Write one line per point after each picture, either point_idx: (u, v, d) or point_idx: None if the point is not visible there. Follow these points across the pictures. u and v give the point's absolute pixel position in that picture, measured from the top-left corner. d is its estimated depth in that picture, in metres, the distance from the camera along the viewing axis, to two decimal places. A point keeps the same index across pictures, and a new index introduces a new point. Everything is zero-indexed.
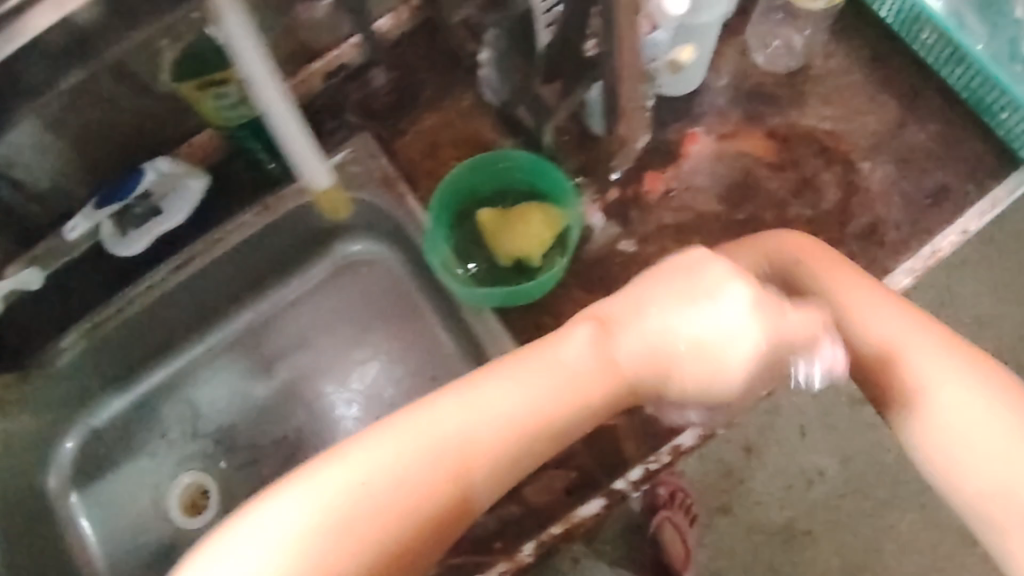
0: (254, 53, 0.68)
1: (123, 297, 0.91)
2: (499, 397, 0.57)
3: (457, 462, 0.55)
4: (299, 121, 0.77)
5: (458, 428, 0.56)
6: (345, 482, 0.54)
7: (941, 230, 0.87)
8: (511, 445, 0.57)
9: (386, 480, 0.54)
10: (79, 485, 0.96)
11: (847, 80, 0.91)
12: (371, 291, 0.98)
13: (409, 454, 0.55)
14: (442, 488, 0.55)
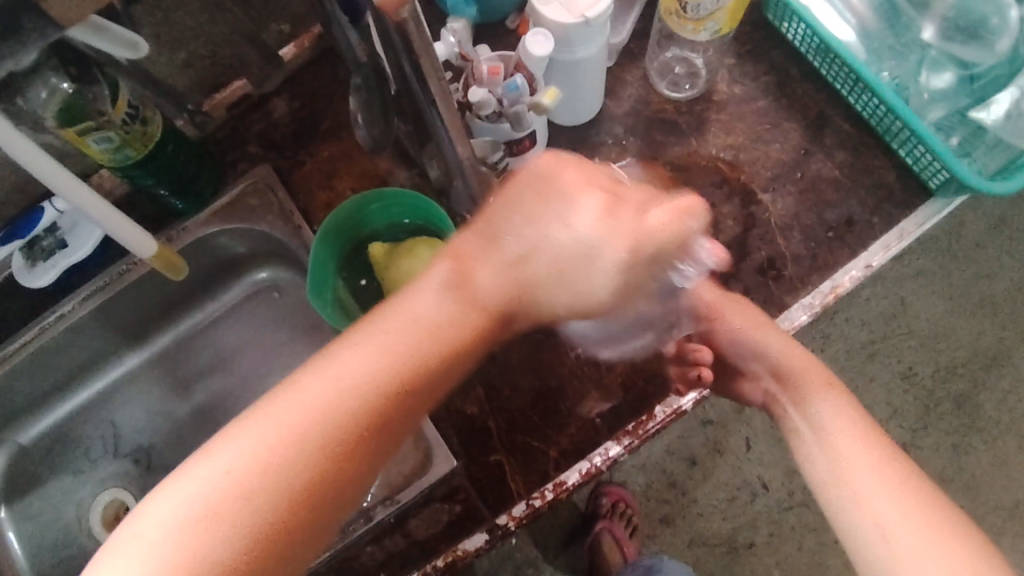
0: (15, 138, 0.62)
1: (36, 326, 0.91)
2: (389, 325, 0.52)
3: (371, 382, 0.49)
4: (104, 200, 0.73)
5: (314, 398, 0.48)
6: (238, 443, 0.48)
7: (843, 264, 0.84)
8: (425, 360, 0.51)
9: (289, 421, 0.48)
10: (5, 500, 0.98)
11: (750, 107, 0.89)
12: (283, 315, 1.01)
13: (257, 441, 0.47)
14: (352, 419, 0.49)
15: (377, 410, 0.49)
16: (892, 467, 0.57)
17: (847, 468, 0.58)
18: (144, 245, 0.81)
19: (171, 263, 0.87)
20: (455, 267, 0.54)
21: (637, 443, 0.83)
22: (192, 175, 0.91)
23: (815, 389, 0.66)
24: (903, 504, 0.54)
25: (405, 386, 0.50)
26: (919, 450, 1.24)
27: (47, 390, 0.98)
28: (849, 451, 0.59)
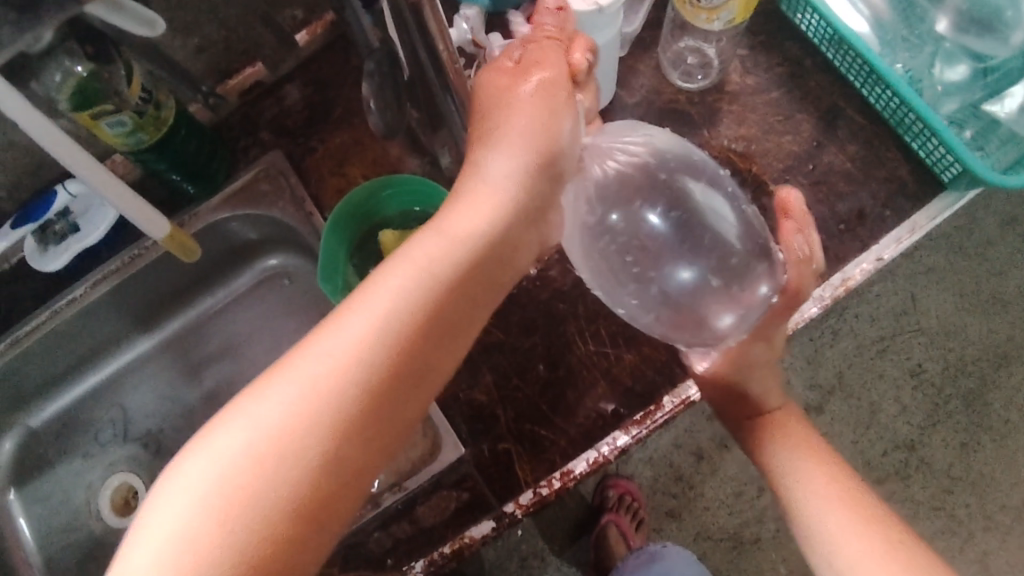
0: (23, 111, 0.62)
1: (48, 309, 0.91)
2: (406, 270, 0.50)
3: (387, 334, 0.48)
4: (118, 179, 0.73)
5: (313, 380, 0.45)
6: (257, 415, 0.44)
7: (855, 256, 0.83)
8: (446, 297, 0.51)
9: (301, 394, 0.45)
10: (17, 484, 0.99)
11: (762, 98, 0.89)
12: (294, 302, 1.01)
13: (251, 432, 0.44)
14: (377, 377, 0.47)
15: (400, 354, 0.48)
16: (867, 519, 0.64)
17: (830, 528, 0.64)
18: (157, 225, 0.81)
19: (185, 244, 0.87)
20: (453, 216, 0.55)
21: (645, 433, 0.83)
22: (204, 161, 0.91)
23: (792, 453, 0.70)
24: (880, 557, 0.61)
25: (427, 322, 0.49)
26: (928, 448, 1.24)
27: (58, 372, 0.98)
28: (826, 513, 0.65)
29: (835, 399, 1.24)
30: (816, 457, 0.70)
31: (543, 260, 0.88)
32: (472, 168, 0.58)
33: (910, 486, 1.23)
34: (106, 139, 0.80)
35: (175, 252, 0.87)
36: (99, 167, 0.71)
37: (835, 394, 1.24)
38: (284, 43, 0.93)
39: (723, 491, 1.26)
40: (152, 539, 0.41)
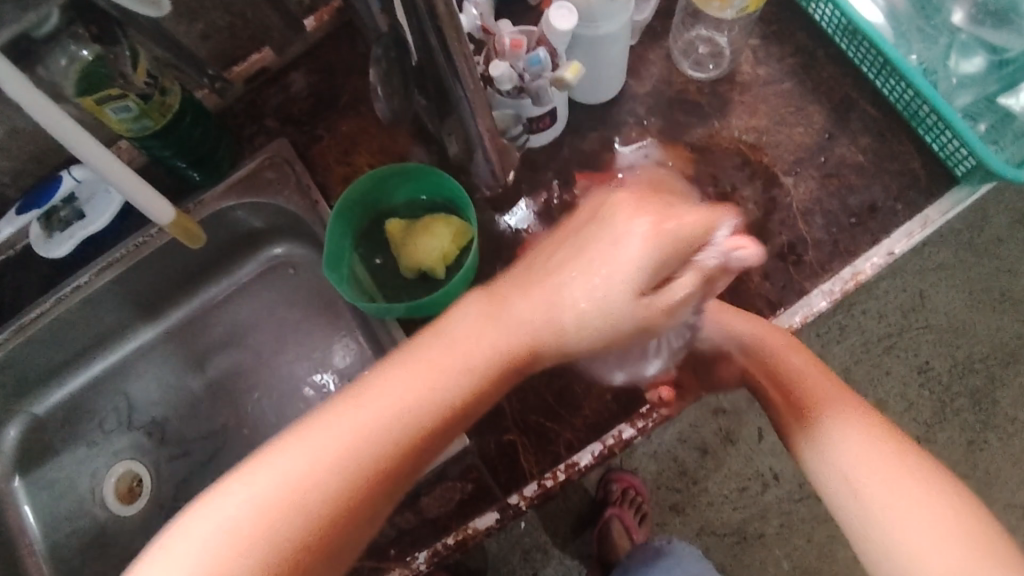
0: (24, 91, 0.61)
1: (53, 296, 0.91)
2: (416, 366, 0.50)
3: (384, 426, 0.48)
4: (122, 161, 0.72)
5: (372, 429, 0.48)
6: (299, 451, 0.48)
7: (865, 251, 0.83)
8: (454, 398, 0.50)
9: (289, 474, 0.47)
10: (21, 471, 0.99)
11: (774, 89, 0.88)
12: (298, 291, 1.00)
13: (303, 462, 0.47)
14: (363, 469, 0.48)
15: (388, 450, 0.48)
16: (901, 460, 0.56)
17: (862, 468, 0.57)
18: (161, 209, 0.80)
19: (189, 230, 0.86)
20: (490, 309, 0.53)
21: (651, 425, 0.82)
22: (210, 148, 0.91)
23: (828, 398, 0.63)
24: (903, 490, 0.54)
25: (427, 425, 0.49)
26: (933, 445, 1.23)
27: (62, 360, 0.98)
28: (857, 452, 0.58)
29: None
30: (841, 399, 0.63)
31: None
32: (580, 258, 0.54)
33: None
34: (111, 126, 0.80)
35: (180, 239, 0.87)
36: (101, 149, 0.70)
37: (841, 390, 1.24)
38: (290, 29, 0.92)
39: (729, 486, 1.25)
40: (199, 535, 0.45)
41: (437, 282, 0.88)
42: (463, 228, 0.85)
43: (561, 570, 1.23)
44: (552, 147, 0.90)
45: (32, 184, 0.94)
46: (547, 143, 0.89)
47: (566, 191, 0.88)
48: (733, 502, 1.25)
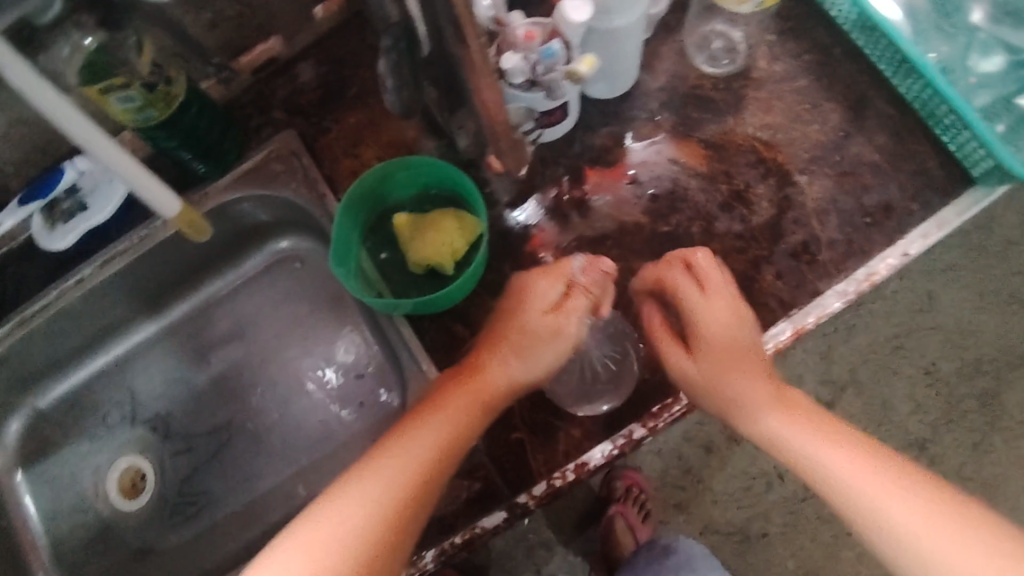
0: (20, 71, 0.59)
1: (56, 290, 0.90)
2: (430, 420, 0.67)
3: (400, 481, 0.63)
4: (126, 148, 0.70)
5: (372, 499, 0.61)
6: (309, 534, 0.59)
7: (879, 251, 0.82)
8: (465, 428, 0.68)
9: (321, 542, 0.58)
10: (24, 465, 0.98)
11: (789, 85, 0.87)
12: (304, 286, 0.99)
13: (313, 541, 0.58)
14: (380, 532, 0.60)
15: (407, 502, 0.62)
16: (838, 435, 0.66)
17: (809, 452, 0.66)
18: (166, 199, 0.79)
19: (195, 225, 0.85)
20: (475, 380, 0.70)
21: (661, 426, 0.82)
22: (217, 140, 0.89)
23: (751, 393, 0.71)
24: (839, 451, 0.65)
25: (441, 457, 0.66)
26: (938, 446, 1.22)
27: (64, 354, 0.97)
28: (799, 441, 0.67)
29: (847, 396, 1.23)
30: (763, 386, 0.72)
31: (560, 248, 0.86)
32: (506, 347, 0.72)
33: None
34: (115, 115, 0.79)
35: (185, 231, 0.86)
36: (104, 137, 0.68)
37: (847, 390, 1.23)
38: (298, 19, 0.90)
39: (734, 485, 1.23)
40: None
41: (445, 278, 0.87)
42: (473, 224, 0.84)
43: (565, 568, 1.22)
44: (564, 142, 0.88)
45: (36, 174, 0.93)
46: (558, 138, 0.87)
47: (576, 187, 0.87)
48: (738, 501, 1.23)
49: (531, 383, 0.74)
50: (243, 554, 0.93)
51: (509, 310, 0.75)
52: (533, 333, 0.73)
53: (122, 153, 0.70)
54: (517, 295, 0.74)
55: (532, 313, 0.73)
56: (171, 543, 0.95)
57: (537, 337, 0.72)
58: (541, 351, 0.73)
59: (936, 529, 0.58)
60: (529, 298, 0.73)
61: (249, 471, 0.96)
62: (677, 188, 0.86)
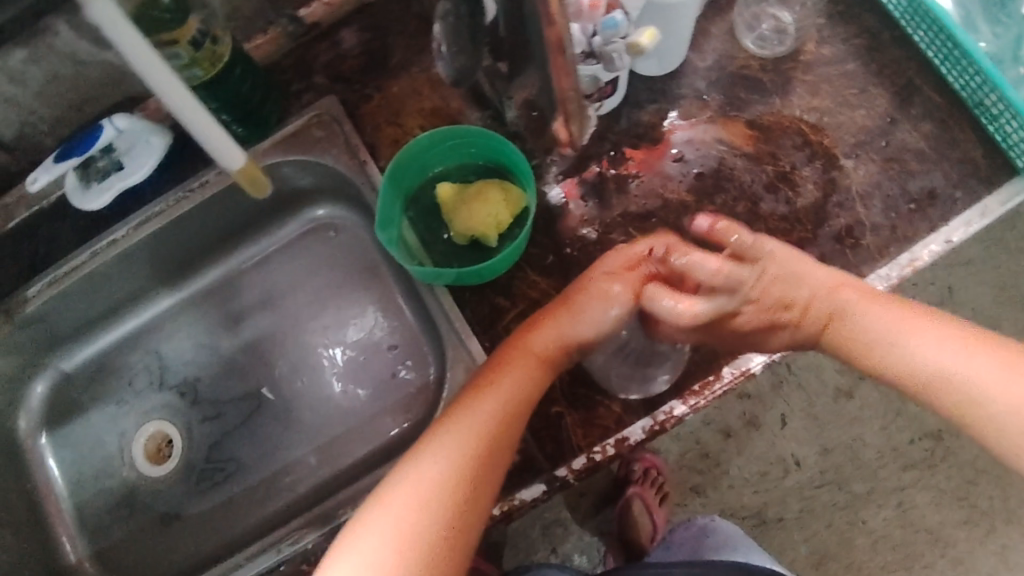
0: (103, 8, 0.58)
1: (87, 251, 0.89)
2: (494, 383, 0.68)
3: (475, 436, 0.63)
4: (198, 97, 0.69)
5: (440, 472, 0.60)
6: (386, 511, 0.57)
7: (922, 237, 0.82)
8: (528, 388, 0.69)
9: (413, 491, 0.58)
10: (48, 427, 0.98)
11: (837, 69, 0.88)
12: (338, 255, 0.99)
13: (392, 515, 0.57)
14: (467, 481, 0.60)
15: (487, 455, 0.63)
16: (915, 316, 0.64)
17: (888, 335, 0.64)
18: (230, 154, 0.77)
19: (254, 180, 0.83)
20: (526, 344, 0.71)
21: (702, 404, 0.83)
22: (258, 104, 0.88)
23: (811, 292, 0.70)
24: (920, 329, 0.63)
25: (509, 415, 0.66)
26: (956, 438, 1.18)
27: (93, 316, 0.96)
28: (874, 327, 0.65)
29: (866, 385, 1.19)
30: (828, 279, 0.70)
31: (604, 224, 0.86)
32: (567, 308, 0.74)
33: (935, 476, 1.18)
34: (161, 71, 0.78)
35: (246, 187, 0.85)
36: (178, 83, 0.66)
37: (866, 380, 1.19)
38: None
39: (751, 469, 1.20)
40: None
41: (487, 250, 0.87)
42: (519, 197, 0.84)
43: (580, 547, 1.20)
44: (611, 117, 0.88)
45: (69, 134, 0.91)
46: (606, 114, 0.88)
47: (621, 163, 0.88)
48: (754, 485, 1.20)
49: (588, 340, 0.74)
50: (268, 523, 0.93)
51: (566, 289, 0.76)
52: (589, 303, 0.73)
53: (192, 100, 0.68)
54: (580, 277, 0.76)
55: (594, 285, 0.74)
56: (197, 509, 0.94)
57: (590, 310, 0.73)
58: (586, 326, 0.73)
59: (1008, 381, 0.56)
60: (588, 273, 0.75)
61: (276, 440, 0.95)
62: (723, 167, 0.86)
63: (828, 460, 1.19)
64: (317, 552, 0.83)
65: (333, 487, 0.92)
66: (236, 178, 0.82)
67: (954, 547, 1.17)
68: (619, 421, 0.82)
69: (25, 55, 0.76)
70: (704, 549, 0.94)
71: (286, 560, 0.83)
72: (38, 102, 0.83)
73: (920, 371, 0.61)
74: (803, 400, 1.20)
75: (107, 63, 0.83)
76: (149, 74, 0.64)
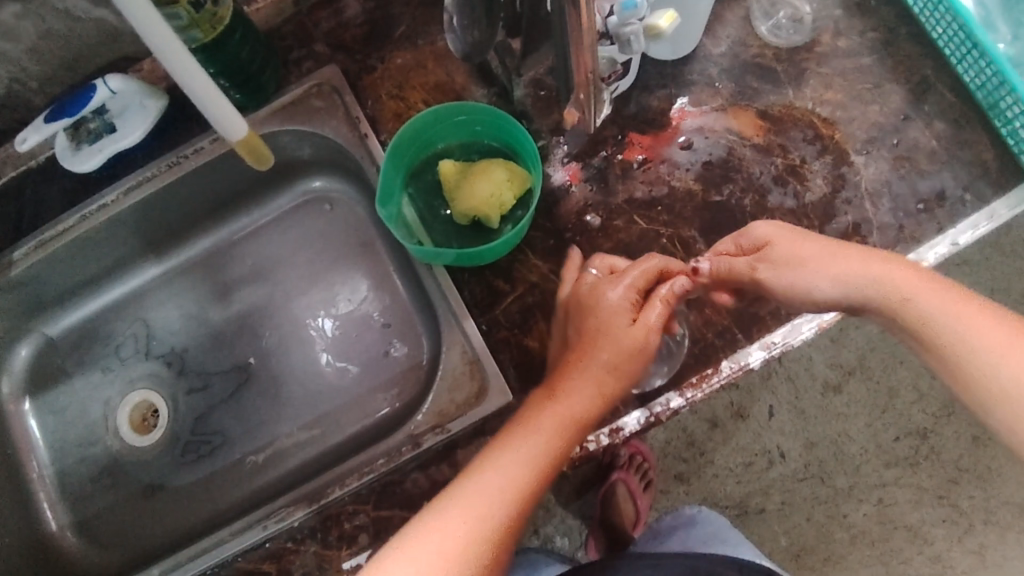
0: None
1: (77, 214, 0.86)
2: (523, 442, 0.65)
3: (502, 501, 0.60)
4: (201, 64, 0.67)
5: (504, 493, 0.61)
6: (448, 522, 0.58)
7: (929, 238, 0.80)
8: (553, 455, 0.65)
9: (442, 549, 0.57)
10: (32, 393, 0.96)
11: (852, 63, 0.86)
12: (333, 228, 0.96)
13: (454, 528, 0.58)
14: (488, 547, 0.58)
15: (511, 521, 0.60)
16: (918, 272, 0.61)
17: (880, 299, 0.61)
18: (233, 126, 0.75)
19: (257, 153, 0.81)
20: (593, 358, 0.69)
21: (699, 397, 0.81)
22: (257, 70, 0.85)
23: (817, 256, 0.65)
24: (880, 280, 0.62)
25: (567, 442, 0.67)
26: (940, 437, 1.18)
27: (79, 281, 0.94)
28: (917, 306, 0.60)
29: (853, 381, 1.17)
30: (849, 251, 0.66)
31: (608, 210, 0.84)
32: (601, 319, 0.70)
33: (917, 474, 1.18)
34: None
35: (247, 157, 0.81)
36: (178, 47, 0.64)
37: (853, 374, 1.17)
38: None
39: (736, 461, 1.18)
40: None
41: (488, 231, 0.86)
42: (524, 178, 0.82)
43: (562, 529, 1.14)
44: (620, 100, 0.87)
45: (60, 94, 0.88)
46: (616, 97, 0.86)
47: (627, 148, 0.86)
48: (737, 477, 1.18)
49: (636, 357, 0.69)
50: (252, 498, 0.91)
51: (583, 333, 0.70)
52: (617, 350, 0.69)
53: (195, 65, 0.66)
54: (592, 318, 0.70)
55: (615, 333, 0.69)
56: (181, 481, 0.93)
57: (623, 350, 0.69)
58: (621, 365, 0.69)
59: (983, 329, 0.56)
60: (608, 316, 0.69)
61: (264, 415, 0.93)
62: (731, 157, 0.85)
63: (813, 453, 1.18)
64: (303, 530, 0.81)
65: (320, 465, 0.91)
66: (237, 149, 0.79)
67: (931, 544, 1.18)
68: (614, 411, 0.81)
69: (17, 10, 0.73)
70: (690, 538, 0.93)
71: (271, 538, 0.81)
72: (30, 58, 0.80)
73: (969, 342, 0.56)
74: (791, 393, 1.17)
75: (102, 22, 0.79)
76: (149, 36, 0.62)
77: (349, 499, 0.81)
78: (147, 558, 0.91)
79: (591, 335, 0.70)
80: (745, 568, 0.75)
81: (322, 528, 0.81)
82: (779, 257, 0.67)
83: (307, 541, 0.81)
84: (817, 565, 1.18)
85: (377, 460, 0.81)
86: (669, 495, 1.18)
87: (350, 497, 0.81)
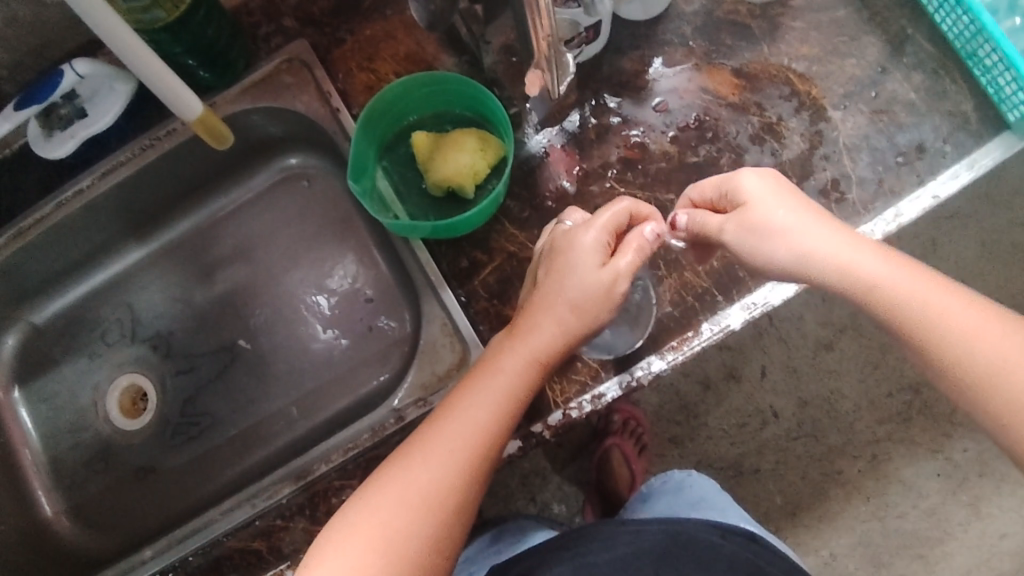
0: None
1: (53, 202, 0.85)
2: (483, 390, 0.65)
3: (467, 447, 0.61)
4: (144, 40, 0.67)
5: (462, 442, 0.61)
6: (407, 477, 0.59)
7: (909, 191, 0.79)
8: (515, 400, 0.65)
9: (400, 504, 0.58)
10: (20, 381, 0.97)
11: (828, 17, 0.85)
12: (312, 205, 0.96)
13: (410, 481, 0.59)
14: (451, 496, 0.59)
15: (473, 465, 0.61)
16: (912, 265, 0.57)
17: (892, 276, 0.56)
18: (185, 102, 0.75)
19: (214, 130, 0.80)
20: (555, 294, 0.68)
21: (681, 360, 0.80)
22: (224, 47, 0.83)
23: (808, 221, 0.60)
24: (884, 257, 0.57)
25: (529, 382, 0.66)
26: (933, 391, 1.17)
27: (61, 269, 0.94)
28: (888, 263, 0.56)
29: (844, 336, 1.18)
30: (814, 205, 0.62)
31: (584, 175, 0.83)
32: (568, 258, 0.68)
33: (911, 429, 1.17)
34: (122, 12, 0.75)
35: (206, 138, 0.81)
36: (120, 23, 0.64)
37: (844, 331, 1.18)
38: None
39: (729, 422, 1.18)
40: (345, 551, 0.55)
41: (464, 202, 0.85)
42: (496, 147, 0.82)
43: (558, 495, 1.15)
44: (592, 64, 0.85)
45: (30, 80, 0.87)
46: (588, 61, 0.84)
47: (602, 112, 0.85)
48: (731, 437, 1.18)
49: (606, 308, 0.67)
50: (242, 476, 0.91)
51: (550, 275, 0.69)
52: (583, 290, 0.67)
53: (137, 42, 0.66)
54: (560, 258, 0.69)
55: (580, 273, 0.67)
56: (172, 463, 0.94)
57: (590, 291, 0.67)
58: (589, 306, 0.67)
59: (976, 317, 0.53)
60: (573, 255, 0.68)
61: (251, 394, 0.93)
62: (706, 117, 0.83)
63: (805, 411, 1.18)
64: (292, 507, 0.80)
65: (309, 442, 0.91)
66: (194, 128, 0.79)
67: (926, 498, 1.17)
68: (597, 377, 0.79)
69: None
70: (675, 503, 0.94)
71: (260, 515, 0.80)
72: None
73: (923, 318, 0.53)
74: (783, 351, 1.18)
75: (66, 7, 0.79)
76: (87, 15, 0.62)
77: (335, 474, 0.80)
78: (142, 539, 0.92)
79: (554, 276, 0.69)
80: (726, 533, 0.78)
81: (308, 505, 0.79)
82: (780, 203, 0.62)
83: (296, 518, 0.79)
84: (814, 523, 1.18)
85: (362, 435, 0.81)
86: (663, 458, 1.18)
87: (337, 471, 0.80)
